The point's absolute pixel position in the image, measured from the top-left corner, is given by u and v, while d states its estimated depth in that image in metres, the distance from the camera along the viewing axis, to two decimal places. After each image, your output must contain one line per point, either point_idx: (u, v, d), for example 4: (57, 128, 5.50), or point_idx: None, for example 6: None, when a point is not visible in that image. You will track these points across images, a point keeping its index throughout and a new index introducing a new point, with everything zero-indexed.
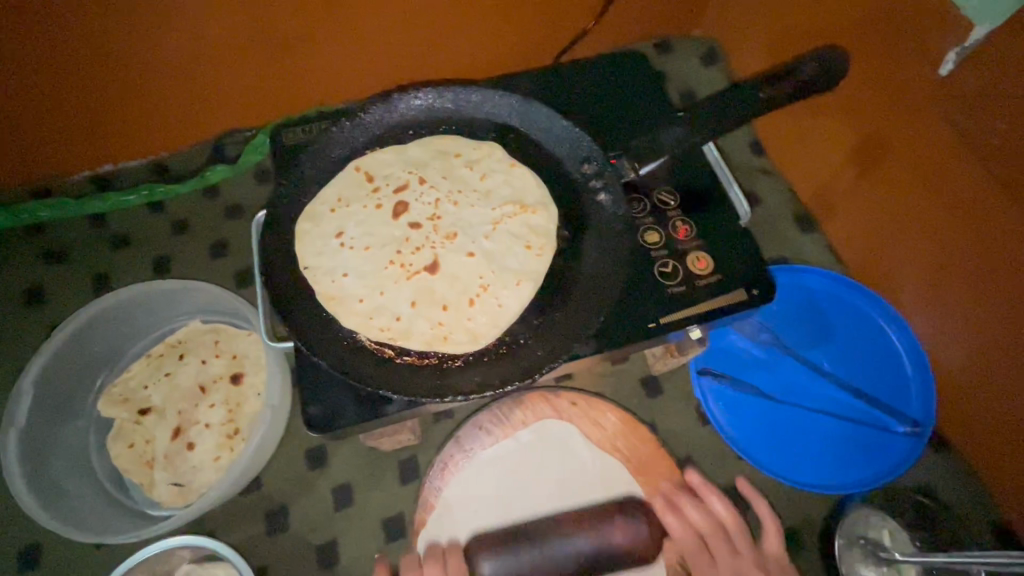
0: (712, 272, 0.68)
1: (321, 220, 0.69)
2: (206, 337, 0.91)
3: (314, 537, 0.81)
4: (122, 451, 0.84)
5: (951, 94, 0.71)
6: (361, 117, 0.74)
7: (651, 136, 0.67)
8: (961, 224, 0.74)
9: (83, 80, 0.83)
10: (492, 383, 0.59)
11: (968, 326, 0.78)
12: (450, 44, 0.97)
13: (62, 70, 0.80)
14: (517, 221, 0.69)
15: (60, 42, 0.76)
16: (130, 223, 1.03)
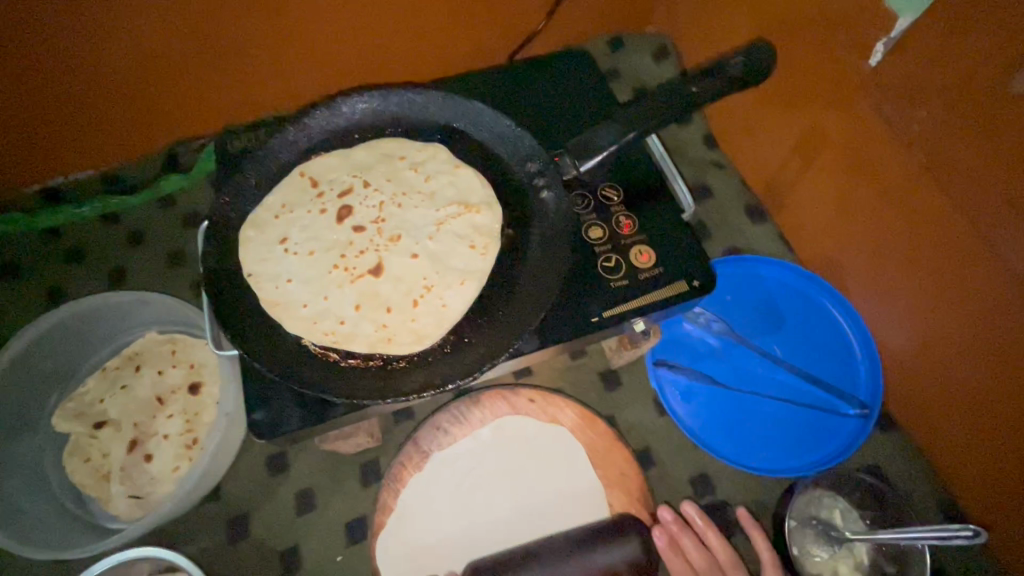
0: (655, 265, 0.69)
1: (264, 226, 0.69)
2: (163, 348, 0.90)
3: (277, 543, 0.81)
4: (78, 466, 0.83)
5: (882, 82, 0.72)
6: (304, 123, 0.74)
7: (590, 134, 0.69)
8: (897, 210, 0.76)
9: (16, 90, 0.80)
10: (435, 382, 0.60)
11: (908, 308, 0.81)
12: (401, 46, 0.97)
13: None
14: (461, 221, 0.70)
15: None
16: (84, 236, 1.01)
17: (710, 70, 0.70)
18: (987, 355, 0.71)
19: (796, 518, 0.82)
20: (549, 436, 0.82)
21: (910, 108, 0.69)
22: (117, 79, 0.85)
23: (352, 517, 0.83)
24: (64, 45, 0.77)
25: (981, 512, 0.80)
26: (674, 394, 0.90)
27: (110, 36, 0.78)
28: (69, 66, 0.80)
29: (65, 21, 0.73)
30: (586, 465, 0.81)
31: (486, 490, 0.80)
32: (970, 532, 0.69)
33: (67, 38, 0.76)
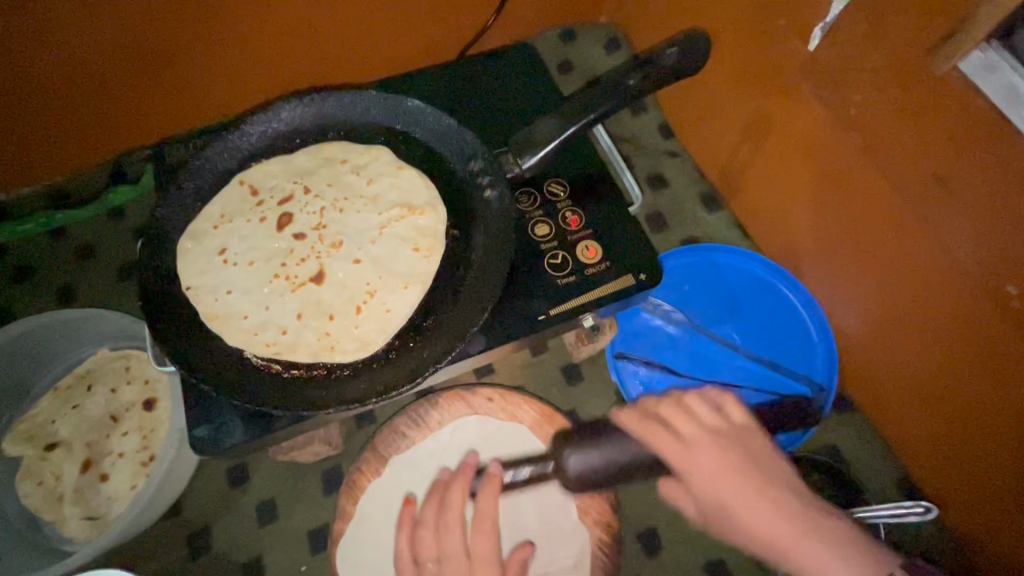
0: (601, 259, 0.69)
1: (203, 238, 0.68)
2: (116, 365, 0.88)
3: (240, 555, 0.81)
4: (30, 489, 0.81)
5: (820, 66, 0.72)
6: (240, 129, 0.72)
7: (529, 131, 0.69)
8: (841, 194, 0.77)
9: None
10: (379, 389, 0.59)
11: (857, 290, 0.82)
12: (346, 46, 0.95)
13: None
14: (404, 223, 0.69)
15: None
16: (30, 253, 0.99)
17: (648, 60, 0.69)
18: (930, 334, 0.72)
19: None
20: (507, 432, 0.81)
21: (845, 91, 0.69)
22: (47, 90, 0.82)
23: (315, 525, 0.82)
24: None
25: (934, 485, 0.82)
26: (635, 385, 0.90)
27: (31, 48, 0.75)
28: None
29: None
30: (550, 458, 0.80)
31: None
32: (923, 509, 0.72)
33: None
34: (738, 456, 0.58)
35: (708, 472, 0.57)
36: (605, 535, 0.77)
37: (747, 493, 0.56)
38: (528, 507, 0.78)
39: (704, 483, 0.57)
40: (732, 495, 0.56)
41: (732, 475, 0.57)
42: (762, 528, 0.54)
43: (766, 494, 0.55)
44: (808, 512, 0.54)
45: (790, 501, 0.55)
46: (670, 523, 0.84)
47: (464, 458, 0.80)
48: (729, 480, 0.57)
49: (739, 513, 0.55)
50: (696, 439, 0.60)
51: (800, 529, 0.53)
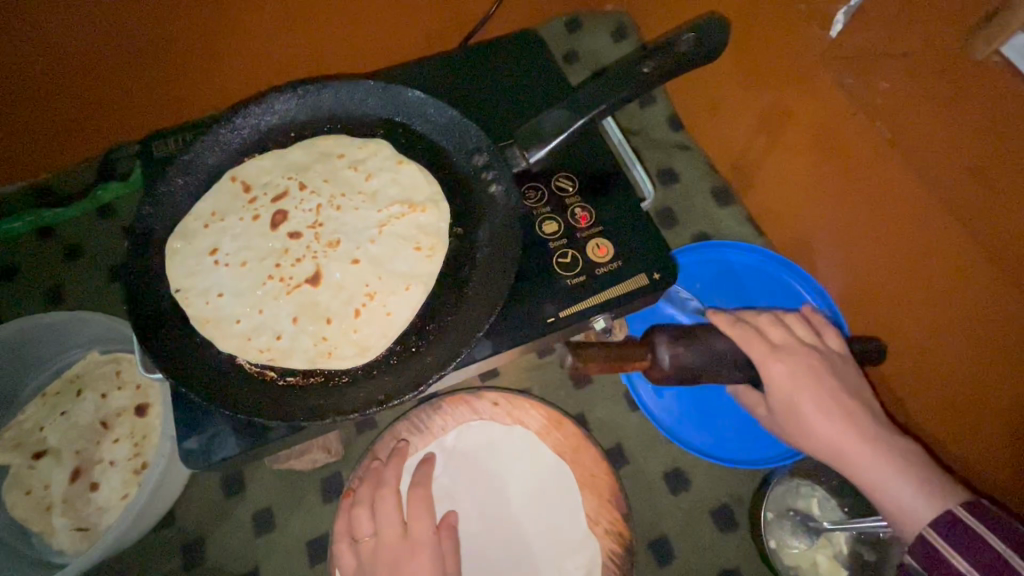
0: (613, 258, 0.66)
1: (193, 237, 0.64)
2: (106, 369, 0.85)
3: (236, 566, 0.78)
4: (17, 499, 0.78)
5: (842, 52, 0.68)
6: (232, 122, 0.68)
7: (536, 122, 0.65)
8: (862, 188, 0.73)
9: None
10: (379, 397, 0.56)
11: (879, 289, 0.78)
12: (344, 36, 0.91)
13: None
14: (405, 221, 0.66)
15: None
16: (18, 252, 0.96)
17: (664, 47, 0.66)
18: (958, 336, 0.68)
19: (773, 508, 0.78)
20: (514, 437, 0.78)
21: (870, 78, 0.65)
22: (29, 81, 0.78)
23: (314, 535, 0.79)
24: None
25: None
26: (646, 387, 0.86)
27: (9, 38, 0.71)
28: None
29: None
30: (559, 464, 0.77)
31: (454, 498, 0.75)
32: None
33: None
34: (822, 371, 0.65)
35: (788, 378, 0.64)
36: (616, 545, 0.74)
37: (823, 399, 0.63)
38: (543, 505, 0.76)
39: (779, 384, 0.64)
40: (810, 399, 0.63)
41: (813, 383, 0.63)
42: (830, 431, 0.62)
43: (841, 405, 0.63)
44: (877, 429, 0.62)
45: (860, 415, 0.63)
46: (682, 531, 0.81)
47: (469, 466, 0.77)
48: (805, 387, 0.63)
49: (812, 415, 0.63)
50: (789, 346, 0.66)
51: (864, 437, 0.61)
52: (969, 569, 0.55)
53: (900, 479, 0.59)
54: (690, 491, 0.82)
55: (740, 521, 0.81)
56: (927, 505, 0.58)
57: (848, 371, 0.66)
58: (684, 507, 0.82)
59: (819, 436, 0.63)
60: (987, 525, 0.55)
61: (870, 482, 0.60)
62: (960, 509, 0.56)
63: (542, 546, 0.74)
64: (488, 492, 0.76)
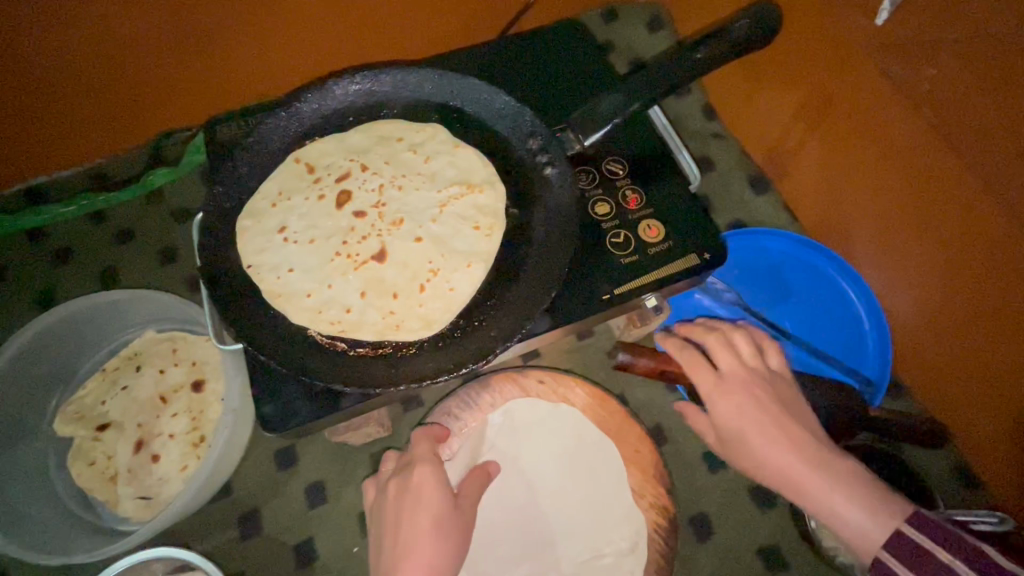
0: (664, 239, 0.68)
1: (262, 216, 0.67)
2: (162, 346, 0.88)
3: (291, 536, 0.81)
4: (83, 469, 0.81)
5: (889, 40, 0.70)
6: (296, 106, 0.71)
7: (590, 107, 0.67)
8: (904, 174, 0.75)
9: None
10: (446, 367, 0.59)
11: (918, 273, 0.80)
12: (391, 27, 0.94)
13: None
14: (464, 202, 0.68)
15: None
16: (72, 236, 0.98)
17: (716, 34, 0.68)
18: (998, 318, 0.70)
19: None
20: (562, 417, 0.80)
21: (919, 65, 0.67)
22: (92, 68, 0.80)
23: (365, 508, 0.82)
24: (26, 33, 0.71)
25: (992, 472, 0.80)
26: None
27: (78, 25, 0.73)
28: (30, 56, 0.75)
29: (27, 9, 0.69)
30: (604, 445, 0.79)
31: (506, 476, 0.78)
32: (996, 518, 0.70)
33: (30, 26, 0.71)
34: (765, 401, 0.61)
35: (732, 412, 0.62)
36: (660, 518, 0.76)
37: (766, 429, 0.60)
38: (591, 483, 0.78)
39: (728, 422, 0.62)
40: (755, 431, 0.60)
41: (755, 417, 0.60)
42: (780, 459, 0.58)
43: (786, 434, 0.59)
44: (821, 453, 0.58)
45: (806, 444, 0.59)
46: (721, 508, 0.83)
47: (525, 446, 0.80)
48: (752, 423, 0.61)
49: (759, 446, 0.60)
50: (732, 378, 0.64)
51: (808, 463, 0.57)
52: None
53: (847, 503, 0.55)
54: (728, 469, 0.85)
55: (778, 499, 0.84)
56: (876, 526, 0.53)
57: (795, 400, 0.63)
58: (723, 484, 0.84)
59: (767, 468, 0.60)
60: (932, 537, 0.51)
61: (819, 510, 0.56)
62: (908, 525, 0.52)
63: (584, 526, 0.76)
64: (536, 468, 0.79)
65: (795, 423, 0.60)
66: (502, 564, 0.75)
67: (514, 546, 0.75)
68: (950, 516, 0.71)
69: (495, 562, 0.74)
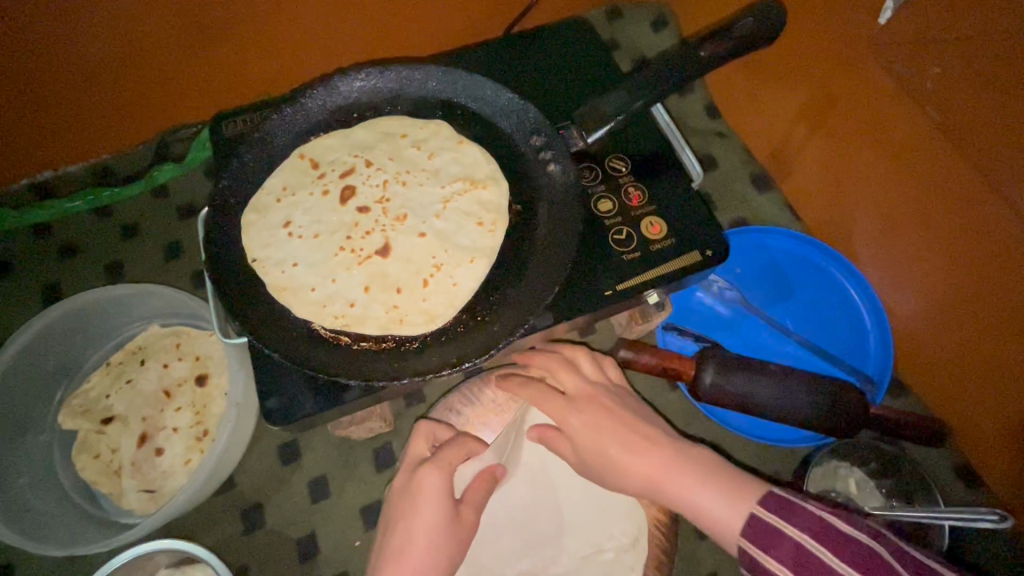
0: (666, 235, 0.68)
1: (266, 211, 0.67)
2: (166, 341, 0.88)
3: (294, 531, 0.81)
4: (88, 462, 0.82)
5: (893, 39, 0.70)
6: (301, 102, 0.71)
7: (594, 104, 0.67)
8: (906, 173, 0.75)
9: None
10: (450, 361, 0.59)
11: (921, 271, 0.80)
12: (397, 25, 0.94)
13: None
14: (468, 197, 0.68)
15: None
16: (77, 231, 0.99)
17: (719, 32, 0.68)
18: (1002, 316, 0.70)
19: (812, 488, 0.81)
20: None
21: (922, 63, 0.67)
22: (97, 62, 0.81)
23: (367, 502, 0.83)
24: (32, 25, 0.72)
25: (993, 471, 0.80)
26: None
27: (85, 18, 0.74)
28: (36, 49, 0.75)
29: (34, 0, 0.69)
30: None
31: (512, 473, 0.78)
32: (997, 516, 0.68)
33: (37, 18, 0.71)
34: (609, 410, 0.69)
35: (586, 428, 0.68)
36: (662, 514, 0.76)
37: (617, 436, 0.67)
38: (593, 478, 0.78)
39: (584, 442, 0.69)
40: (612, 442, 0.66)
41: (609, 428, 0.67)
42: (639, 463, 0.64)
43: (639, 439, 0.66)
44: (675, 455, 0.64)
45: (661, 446, 0.65)
46: None
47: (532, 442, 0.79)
48: (604, 436, 0.67)
49: (618, 457, 0.66)
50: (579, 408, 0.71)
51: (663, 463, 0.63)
52: (783, 569, 0.53)
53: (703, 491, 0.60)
54: None
55: None
56: (734, 512, 0.57)
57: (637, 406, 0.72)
58: None
59: (634, 478, 0.65)
60: (782, 516, 0.55)
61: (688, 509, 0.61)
62: (758, 507, 0.57)
63: (585, 520, 0.77)
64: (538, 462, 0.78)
65: (651, 431, 0.67)
66: (503, 556, 0.75)
67: (514, 539, 0.76)
68: (949, 517, 0.71)
69: (495, 555, 0.75)
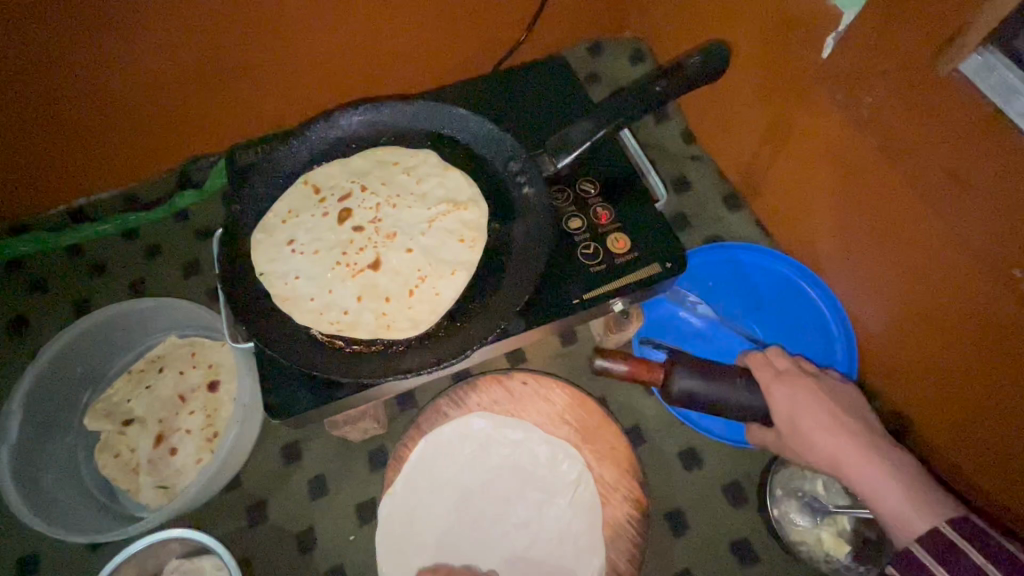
0: (630, 250, 0.75)
1: (273, 231, 0.76)
2: (183, 350, 0.97)
3: (294, 525, 0.87)
4: (109, 460, 0.89)
5: (833, 73, 0.78)
6: (305, 135, 0.81)
7: (563, 133, 0.75)
8: (858, 190, 0.82)
9: (21, 101, 0.85)
10: (431, 362, 0.66)
11: (876, 282, 0.86)
12: (394, 62, 1.05)
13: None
14: (451, 217, 0.77)
15: None
16: (107, 251, 1.09)
17: (675, 67, 0.75)
18: (945, 320, 0.76)
19: (780, 487, 0.86)
20: (544, 417, 0.86)
21: (858, 94, 0.74)
22: (121, 93, 0.91)
23: (362, 500, 0.89)
24: (65, 60, 0.82)
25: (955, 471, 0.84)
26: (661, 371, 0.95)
27: (112, 55, 0.84)
28: (67, 80, 0.85)
29: (68, 38, 0.79)
30: (574, 448, 0.84)
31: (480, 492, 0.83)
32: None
33: (79, 59, 0.83)
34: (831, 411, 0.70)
35: (788, 400, 0.71)
36: (634, 510, 0.81)
37: (822, 423, 0.69)
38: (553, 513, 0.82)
39: (781, 406, 0.71)
40: (808, 421, 0.69)
41: (812, 402, 0.70)
42: (830, 444, 0.68)
43: (836, 425, 0.69)
44: (868, 443, 0.67)
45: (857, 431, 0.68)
46: (694, 504, 0.89)
47: (496, 460, 0.85)
48: (804, 408, 0.70)
49: (816, 437, 0.68)
50: (792, 372, 0.73)
51: (862, 457, 0.66)
52: None
53: (893, 486, 0.63)
54: (702, 468, 0.91)
55: (749, 495, 0.89)
56: (919, 516, 0.61)
57: (844, 393, 0.74)
58: (698, 482, 0.90)
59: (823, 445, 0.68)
60: None
61: (867, 488, 0.65)
62: (949, 527, 0.58)
63: (525, 481, 0.84)
64: (501, 470, 0.84)
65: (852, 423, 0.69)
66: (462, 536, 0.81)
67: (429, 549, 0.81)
68: None
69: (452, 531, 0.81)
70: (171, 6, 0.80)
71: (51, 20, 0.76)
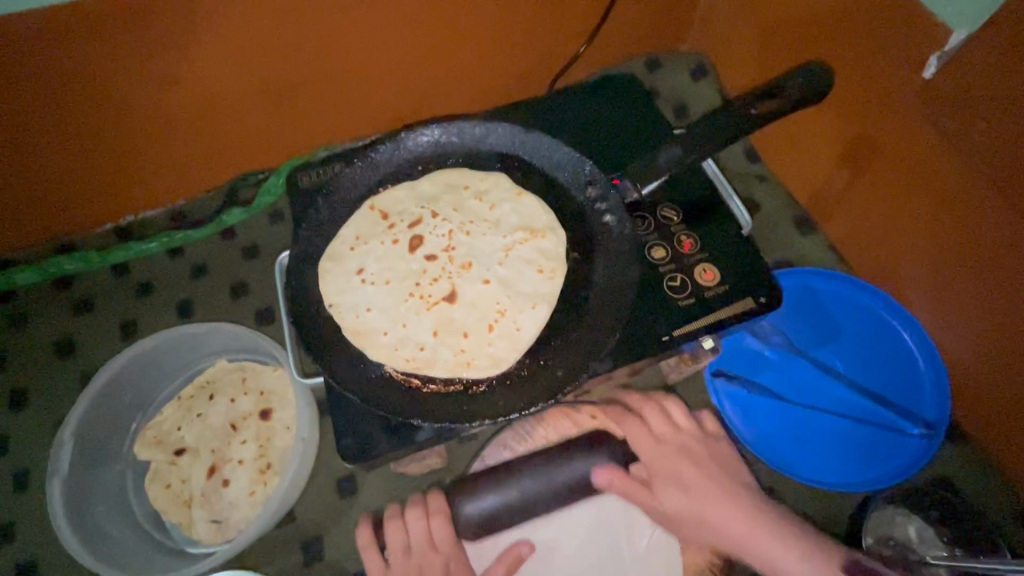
0: (719, 282, 0.71)
1: (341, 259, 0.73)
2: (233, 376, 0.93)
3: (352, 564, 0.83)
4: (159, 492, 0.86)
5: (934, 93, 0.73)
6: (372, 157, 0.77)
7: (649, 158, 0.70)
8: (959, 219, 0.76)
9: (73, 116, 0.83)
10: (517, 406, 0.62)
11: (973, 316, 0.80)
12: (450, 77, 1.01)
13: (51, 106, 0.80)
14: (528, 246, 0.73)
15: (44, 79, 0.76)
16: (151, 269, 1.05)
17: (771, 91, 0.71)
18: None
19: (870, 535, 0.81)
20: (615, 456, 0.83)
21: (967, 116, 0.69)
22: (170, 108, 0.87)
23: None
24: (117, 73, 0.79)
25: None
26: (734, 407, 0.90)
27: (165, 68, 0.81)
28: (115, 93, 0.82)
29: (124, 51, 0.76)
30: None
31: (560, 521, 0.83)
32: None
33: (133, 73, 0.80)
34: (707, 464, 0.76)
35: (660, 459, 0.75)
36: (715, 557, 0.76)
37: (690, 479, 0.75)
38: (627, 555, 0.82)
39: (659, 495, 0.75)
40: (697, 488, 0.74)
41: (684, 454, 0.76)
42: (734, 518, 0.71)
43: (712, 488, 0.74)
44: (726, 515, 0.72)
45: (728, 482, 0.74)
46: None
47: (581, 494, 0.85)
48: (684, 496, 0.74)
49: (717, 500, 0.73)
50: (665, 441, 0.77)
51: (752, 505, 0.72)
52: None
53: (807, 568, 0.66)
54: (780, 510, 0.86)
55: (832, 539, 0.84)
56: None
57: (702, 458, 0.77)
58: None
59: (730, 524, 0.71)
60: None
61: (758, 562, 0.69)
62: None
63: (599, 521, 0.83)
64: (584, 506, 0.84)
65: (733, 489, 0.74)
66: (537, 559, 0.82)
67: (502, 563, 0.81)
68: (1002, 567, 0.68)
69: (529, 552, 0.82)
70: (228, 17, 0.77)
71: (110, 33, 0.74)
